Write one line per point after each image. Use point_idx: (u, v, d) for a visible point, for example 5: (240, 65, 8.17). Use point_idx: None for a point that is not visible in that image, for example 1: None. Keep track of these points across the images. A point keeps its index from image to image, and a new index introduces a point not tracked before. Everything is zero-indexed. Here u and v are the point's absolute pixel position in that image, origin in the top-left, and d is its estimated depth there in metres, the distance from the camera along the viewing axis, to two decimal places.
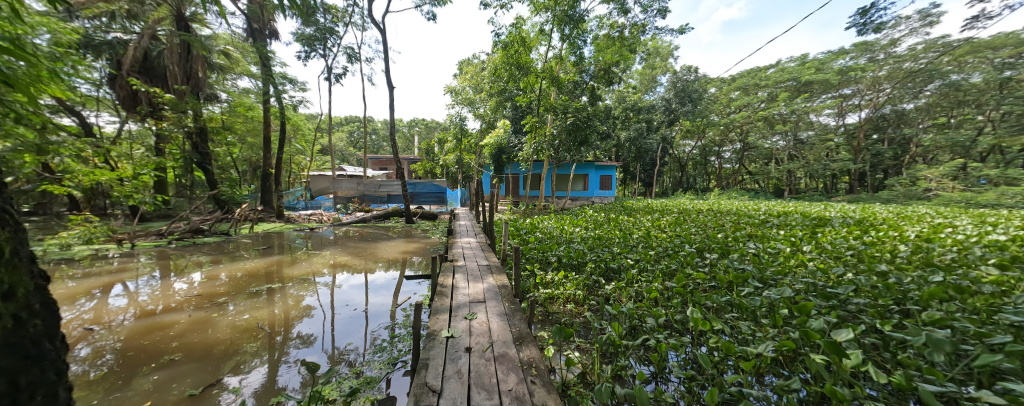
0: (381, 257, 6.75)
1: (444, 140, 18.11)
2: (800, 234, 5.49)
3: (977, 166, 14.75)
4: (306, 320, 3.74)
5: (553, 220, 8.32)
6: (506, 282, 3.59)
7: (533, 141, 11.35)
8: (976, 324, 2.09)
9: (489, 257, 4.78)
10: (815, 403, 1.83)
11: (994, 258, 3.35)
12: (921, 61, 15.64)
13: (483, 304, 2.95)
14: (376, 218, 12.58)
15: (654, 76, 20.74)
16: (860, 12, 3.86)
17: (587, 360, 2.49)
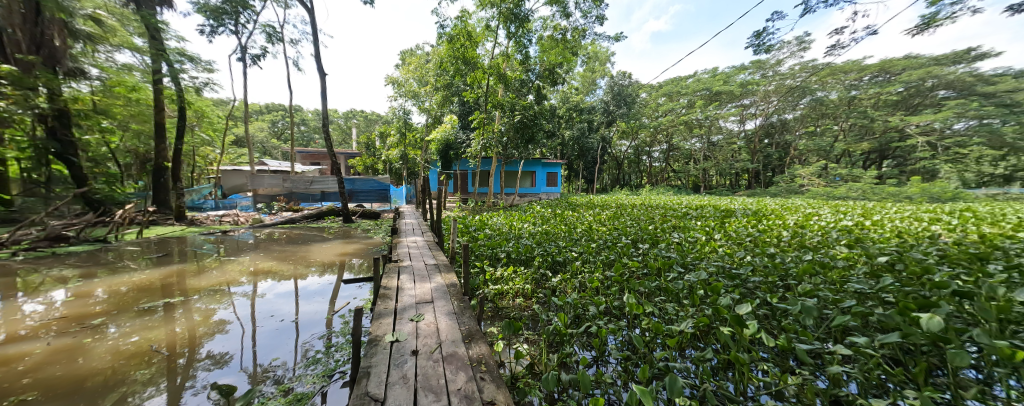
0: (313, 261, 6.16)
1: (385, 134, 17.09)
2: (712, 224, 6.34)
3: (833, 167, 18.45)
4: (217, 337, 3.26)
5: (501, 216, 8.40)
6: (455, 280, 3.54)
7: (482, 138, 11.29)
8: (836, 293, 2.63)
9: (436, 256, 4.65)
10: (724, 369, 2.14)
11: (844, 240, 4.26)
12: (798, 79, 18.94)
13: (431, 304, 2.88)
14: (307, 218, 11.42)
15: (593, 79, 22.02)
16: (754, 35, 4.55)
17: (535, 351, 2.58)
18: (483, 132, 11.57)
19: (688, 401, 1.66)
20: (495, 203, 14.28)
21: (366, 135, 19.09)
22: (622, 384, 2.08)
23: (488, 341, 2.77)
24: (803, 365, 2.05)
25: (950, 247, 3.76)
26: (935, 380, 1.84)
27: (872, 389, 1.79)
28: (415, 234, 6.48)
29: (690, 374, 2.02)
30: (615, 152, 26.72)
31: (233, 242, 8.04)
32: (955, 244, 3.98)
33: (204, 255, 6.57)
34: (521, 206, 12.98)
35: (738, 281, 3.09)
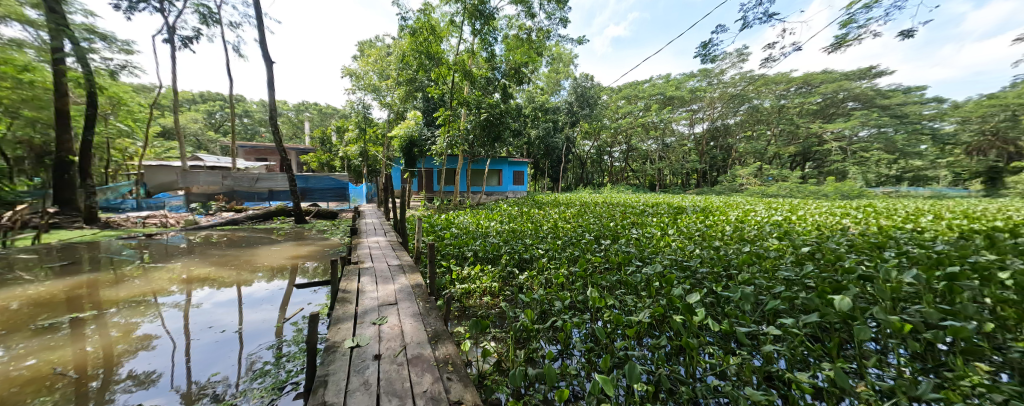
0: (260, 265, 5.66)
1: (342, 129, 16.13)
2: (667, 220, 6.80)
3: (766, 168, 20.51)
4: (141, 354, 2.88)
5: (467, 214, 8.30)
6: (420, 281, 3.45)
7: (447, 135, 11.07)
8: (770, 280, 2.94)
9: (399, 256, 4.49)
10: (676, 354, 2.31)
11: (776, 233, 4.79)
12: (738, 87, 20.85)
13: (394, 306, 2.78)
14: (252, 219, 10.45)
15: (557, 80, 22.46)
16: (701, 45, 4.88)
17: (502, 348, 2.59)
18: (448, 129, 11.32)
19: (645, 386, 1.78)
20: (461, 202, 14.04)
21: (320, 129, 17.82)
22: (586, 374, 2.16)
23: (454, 340, 2.73)
24: (742, 347, 2.27)
25: (859, 238, 4.36)
26: (845, 352, 2.14)
27: (798, 363, 2.03)
28: (377, 234, 6.20)
29: (647, 361, 2.15)
30: (578, 152, 27.48)
31: (160, 246, 7.13)
32: (860, 235, 4.64)
33: (123, 262, 5.76)
34: (488, 205, 12.88)
35: (689, 273, 3.36)
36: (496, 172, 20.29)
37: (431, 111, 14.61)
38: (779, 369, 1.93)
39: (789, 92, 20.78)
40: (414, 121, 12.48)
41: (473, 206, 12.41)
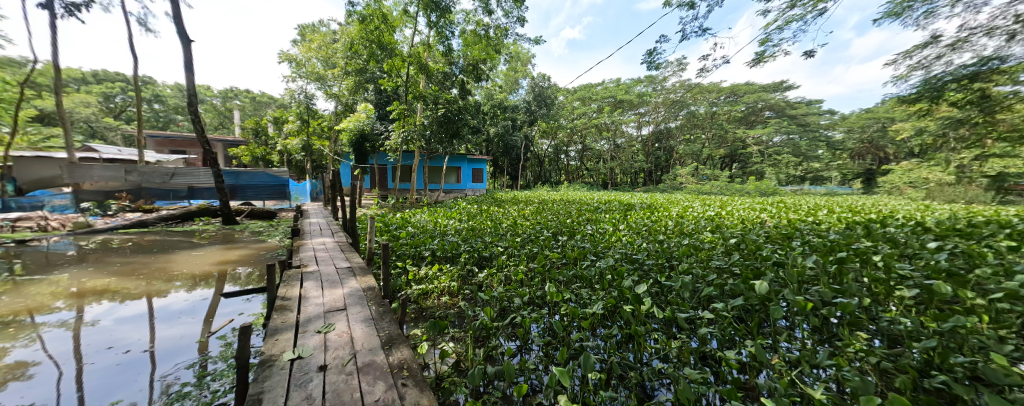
0: (179, 272, 4.95)
1: (280, 120, 14.65)
2: (618, 217, 7.25)
3: (702, 168, 22.63)
4: (12, 387, 2.36)
5: (424, 212, 8.03)
6: (372, 283, 3.27)
7: (402, 130, 10.54)
8: (706, 269, 3.28)
9: (348, 258, 4.21)
10: (626, 341, 2.46)
11: (710, 227, 5.36)
12: (677, 94, 22.70)
13: (342, 312, 2.60)
14: (166, 221, 9.07)
15: (515, 79, 22.61)
16: (648, 52, 5.22)
17: (461, 348, 2.55)
18: (403, 124, 10.79)
19: (599, 374, 1.87)
20: (416, 200, 13.51)
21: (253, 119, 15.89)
22: (544, 367, 2.22)
23: (410, 343, 2.64)
24: (682, 331, 2.50)
25: (774, 230, 5.05)
26: (764, 330, 2.46)
27: (727, 342, 2.29)
28: (325, 235, 5.75)
29: (600, 350, 2.27)
30: (536, 150, 27.83)
31: (39, 255, 5.87)
32: (776, 227, 5.37)
33: None
34: (446, 203, 12.55)
35: (638, 264, 3.61)
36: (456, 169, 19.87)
37: (385, 105, 13.81)
38: (712, 349, 2.16)
39: (719, 101, 23.36)
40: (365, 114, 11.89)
41: (430, 205, 11.99)
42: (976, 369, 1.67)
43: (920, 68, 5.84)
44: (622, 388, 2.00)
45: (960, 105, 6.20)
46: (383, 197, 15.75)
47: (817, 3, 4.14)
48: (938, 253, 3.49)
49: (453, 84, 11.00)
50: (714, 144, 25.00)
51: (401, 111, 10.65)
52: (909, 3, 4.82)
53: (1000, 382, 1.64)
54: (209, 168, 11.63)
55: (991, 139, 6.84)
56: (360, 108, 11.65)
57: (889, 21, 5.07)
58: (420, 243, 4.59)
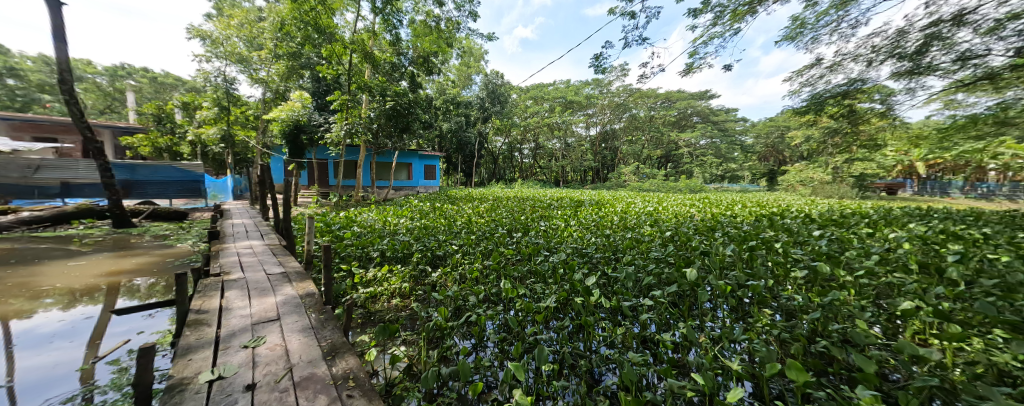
0: (49, 287, 4.02)
1: (191, 106, 12.61)
2: (568, 213, 7.58)
3: (642, 167, 24.49)
4: None
5: (371, 210, 7.55)
6: (310, 289, 2.99)
7: (345, 122, 9.69)
8: (648, 260, 3.56)
9: (281, 261, 3.78)
10: (577, 332, 2.57)
11: (649, 222, 5.89)
12: (621, 98, 24.24)
13: (274, 323, 2.34)
14: (29, 224, 7.27)
15: (468, 74, 22.23)
16: (595, 57, 5.47)
17: (413, 351, 2.45)
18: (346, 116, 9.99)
19: (553, 365, 1.94)
20: (362, 197, 12.62)
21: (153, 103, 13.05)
22: (499, 363, 2.23)
23: (356, 351, 2.46)
24: (627, 318, 2.69)
25: (702, 223, 5.70)
26: (694, 312, 2.75)
27: (664, 326, 2.52)
28: (252, 237, 5.10)
29: (553, 342, 2.35)
30: (490, 148, 27.58)
31: None
32: (703, 221, 6.07)
33: None
34: (396, 200, 11.92)
35: (588, 258, 3.80)
36: (406, 165, 18.93)
37: (325, 94, 12.63)
38: (652, 333, 2.35)
39: (655, 106, 26.25)
40: (302, 103, 10.40)
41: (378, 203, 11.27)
42: (849, 334, 2.05)
43: (808, 85, 6.99)
44: (573, 376, 2.08)
45: (835, 117, 7.57)
46: (325, 194, 14.69)
47: (734, 23, 4.71)
48: (822, 239, 4.24)
49: (402, 75, 10.41)
50: (654, 145, 27.22)
51: (343, 102, 9.83)
52: (802, 30, 5.74)
53: (865, 342, 2.03)
54: (90, 160, 9.50)
55: (855, 146, 8.47)
56: (295, 96, 10.14)
57: (786, 43, 5.98)
58: (366, 243, 4.30)
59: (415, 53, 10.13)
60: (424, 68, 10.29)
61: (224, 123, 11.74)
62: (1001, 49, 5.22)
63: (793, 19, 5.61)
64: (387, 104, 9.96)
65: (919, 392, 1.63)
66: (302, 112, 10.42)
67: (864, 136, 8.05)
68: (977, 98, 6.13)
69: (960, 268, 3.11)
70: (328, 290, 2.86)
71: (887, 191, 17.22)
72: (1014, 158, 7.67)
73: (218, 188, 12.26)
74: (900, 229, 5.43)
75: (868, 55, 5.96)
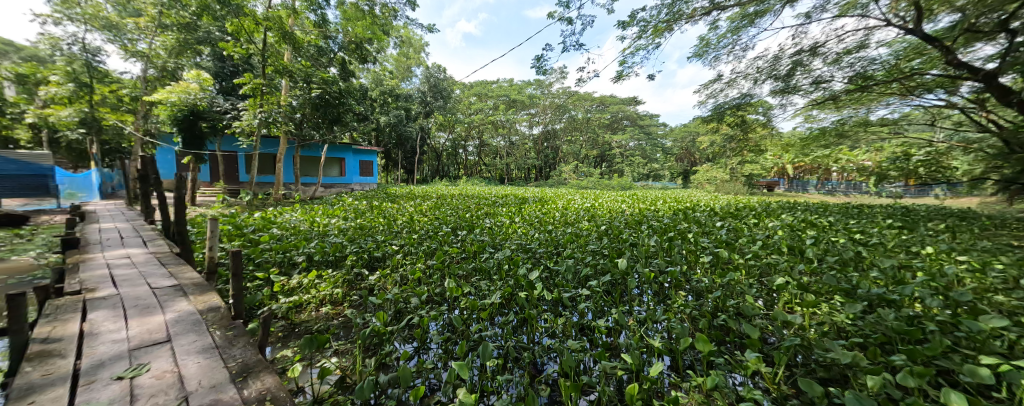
0: None
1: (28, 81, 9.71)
2: (512, 210, 7.72)
3: (580, 166, 25.90)
4: None
5: (296, 209, 6.77)
6: (215, 303, 2.56)
7: (259, 110, 8.42)
8: (586, 254, 3.81)
9: (174, 272, 3.17)
10: (521, 325, 2.64)
11: (585, 218, 6.33)
12: (560, 99, 25.26)
13: (166, 345, 1.96)
14: None
15: (408, 66, 21.05)
16: (536, 58, 5.59)
17: (347, 362, 2.26)
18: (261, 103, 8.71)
19: (497, 360, 1.96)
20: (282, 196, 11.18)
21: None
22: (443, 364, 2.17)
23: (276, 368, 2.17)
24: (567, 308, 2.84)
25: (631, 218, 6.32)
26: (625, 298, 3.02)
27: (600, 312, 2.72)
28: (131, 244, 4.17)
29: (497, 338, 2.37)
30: (433, 144, 26.62)
31: None
32: (632, 216, 6.73)
33: None
34: (326, 199, 10.81)
35: (532, 253, 3.93)
36: (337, 160, 17.34)
37: (233, 76, 10.82)
38: (589, 321, 2.52)
39: (591, 109, 27.94)
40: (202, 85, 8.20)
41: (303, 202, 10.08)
42: (742, 308, 2.44)
43: (711, 97, 8.10)
44: (517, 369, 2.13)
45: (732, 126, 8.94)
46: (234, 192, 13.31)
47: (656, 37, 5.23)
48: (723, 230, 5.00)
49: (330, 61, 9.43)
50: (590, 146, 29.05)
51: (255, 87, 8.48)
52: (707, 49, 6.62)
53: (752, 313, 2.44)
54: None
55: (747, 151, 10.14)
56: (191, 74, 7.99)
57: (696, 60, 6.84)
58: (288, 247, 3.84)
59: (345, 38, 9.18)
60: (357, 55, 9.46)
61: (84, 105, 9.15)
62: (841, 77, 6.67)
63: (701, 39, 6.44)
64: (313, 92, 8.91)
65: (788, 351, 2.03)
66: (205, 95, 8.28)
67: (752, 143, 9.66)
68: (825, 115, 7.74)
69: (818, 249, 3.92)
70: (239, 303, 2.48)
71: (768, 188, 20.87)
72: (851, 162, 9.88)
73: (80, 185, 9.85)
74: (776, 219, 6.71)
75: (754, 75, 7.13)
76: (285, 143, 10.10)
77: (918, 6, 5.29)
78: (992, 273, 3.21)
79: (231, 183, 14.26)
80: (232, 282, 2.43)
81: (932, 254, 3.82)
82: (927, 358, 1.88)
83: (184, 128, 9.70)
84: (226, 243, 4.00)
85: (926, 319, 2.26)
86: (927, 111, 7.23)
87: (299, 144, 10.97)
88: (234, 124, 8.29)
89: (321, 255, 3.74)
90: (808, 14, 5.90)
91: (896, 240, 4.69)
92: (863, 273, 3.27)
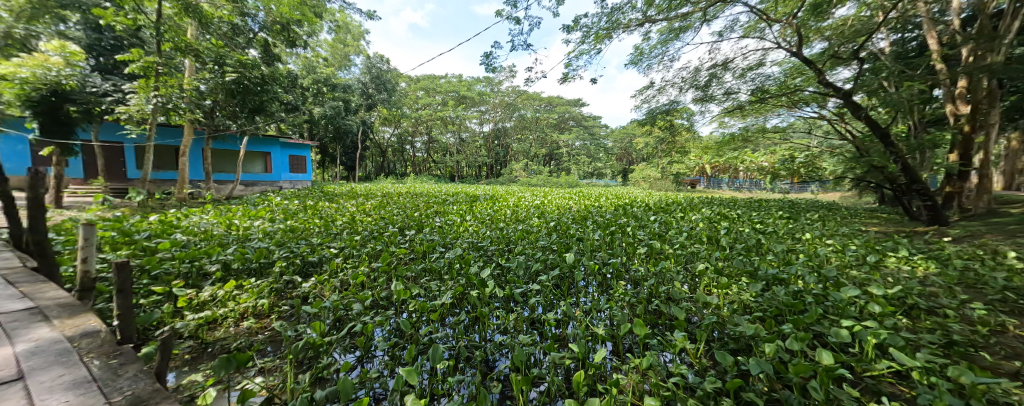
0: None
1: None
2: (463, 208, 7.61)
3: (530, 164, 26.37)
4: None
5: (211, 210, 5.86)
6: (92, 329, 2.11)
7: (154, 95, 7.07)
8: (535, 250, 3.91)
9: (28, 292, 2.52)
10: (472, 324, 2.62)
11: (535, 215, 6.51)
12: (510, 97, 25.44)
13: (14, 387, 1.56)
14: None
15: (346, 53, 19.40)
16: (485, 55, 5.54)
17: (276, 379, 2.02)
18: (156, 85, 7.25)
19: (447, 361, 1.91)
20: (189, 195, 9.57)
21: None
22: (389, 371, 2.06)
23: (182, 397, 1.86)
24: (517, 304, 2.87)
25: (578, 214, 6.66)
26: (571, 291, 3.15)
27: (549, 306, 2.82)
28: None
29: (447, 339, 2.32)
30: (377, 139, 25.05)
31: None
32: (578, 212, 7.08)
33: None
34: (248, 198, 9.52)
35: (483, 251, 3.93)
36: (261, 155, 15.40)
37: (116, 52, 8.92)
38: (538, 314, 2.59)
39: (540, 108, 28.62)
40: (67, 60, 6.56)
41: (218, 202, 8.74)
42: (672, 293, 2.72)
43: (644, 102, 8.85)
44: (469, 368, 2.11)
45: (662, 129, 9.84)
46: (121, 193, 10.94)
47: (597, 44, 5.56)
48: (656, 224, 5.52)
49: (249, 42, 8.63)
50: (539, 144, 29.82)
51: (145, 65, 6.99)
52: (641, 58, 7.20)
53: (680, 297, 2.73)
54: None
55: (675, 152, 11.29)
56: (51, 45, 6.38)
57: (632, 67, 7.41)
58: (198, 255, 3.31)
59: (267, 18, 8.28)
60: (282, 37, 8.58)
61: None
62: (745, 90, 7.80)
63: (635, 48, 6.99)
64: (226, 76, 7.74)
65: (707, 329, 2.31)
66: (73, 72, 6.63)
67: (679, 144, 10.80)
68: (734, 122, 8.95)
69: (730, 239, 4.53)
70: (126, 325, 2.08)
71: (692, 186, 23.47)
72: (754, 163, 11.56)
73: None
74: (698, 212, 7.61)
75: (680, 83, 7.97)
76: (189, 134, 8.64)
77: (799, 33, 6.27)
78: (849, 253, 4.02)
79: (116, 182, 12.02)
80: (116, 300, 2.03)
81: (810, 239, 4.66)
82: (807, 325, 2.29)
83: (44, 116, 6.47)
84: (111, 253, 3.32)
85: (806, 293, 2.75)
86: (805, 122, 8.76)
87: (210, 135, 9.48)
88: (118, 109, 6.86)
89: (242, 263, 3.29)
90: (721, 33, 6.76)
91: (786, 228, 5.63)
92: (763, 257, 3.87)
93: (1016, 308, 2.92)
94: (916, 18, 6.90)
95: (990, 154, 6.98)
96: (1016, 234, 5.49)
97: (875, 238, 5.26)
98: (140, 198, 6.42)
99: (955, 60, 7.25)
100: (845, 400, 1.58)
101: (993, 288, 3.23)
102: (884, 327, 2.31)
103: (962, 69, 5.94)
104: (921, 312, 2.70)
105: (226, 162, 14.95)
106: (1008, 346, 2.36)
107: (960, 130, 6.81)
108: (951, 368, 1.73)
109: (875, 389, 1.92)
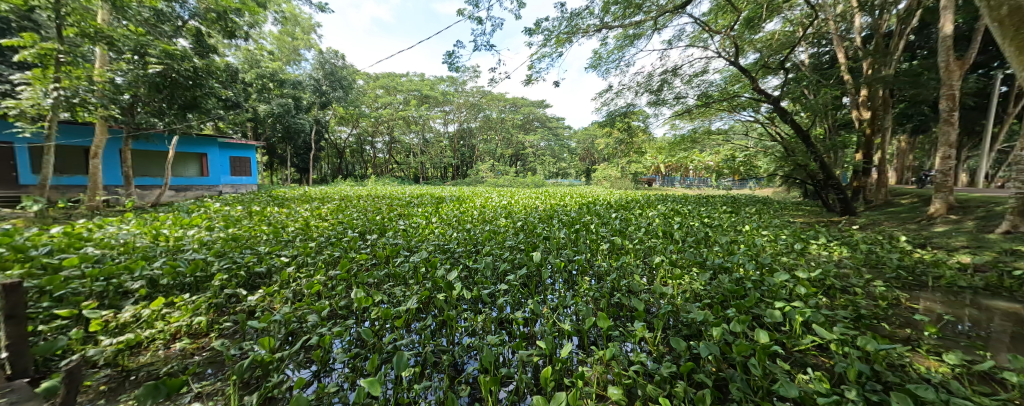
0: None
1: None
2: (429, 210, 7.39)
3: (497, 165, 26.23)
4: None
5: (132, 219, 5.13)
6: None
7: (57, 89, 6.03)
8: (504, 251, 3.87)
9: None
10: (440, 328, 2.56)
11: (503, 215, 6.46)
12: (474, 98, 25.06)
13: None
14: None
15: (295, 48, 18.06)
16: (446, 54, 5.45)
17: (216, 402, 1.82)
18: (56, 76, 6.23)
19: (413, 368, 1.85)
20: (103, 202, 8.27)
21: None
22: (350, 384, 1.95)
23: None
24: (484, 305, 2.84)
25: (544, 213, 6.79)
26: (539, 291, 3.16)
27: (516, 305, 2.83)
28: None
29: (412, 345, 2.25)
30: (333, 138, 23.59)
31: None
32: (548, 211, 7.16)
33: None
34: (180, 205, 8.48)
35: (450, 253, 3.86)
36: (195, 156, 13.84)
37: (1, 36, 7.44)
38: (506, 314, 2.60)
39: (505, 109, 28.57)
40: None
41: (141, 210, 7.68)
42: (632, 286, 2.87)
43: (604, 104, 9.23)
44: (436, 373, 2.05)
45: (621, 131, 10.30)
46: (11, 202, 9.20)
47: (559, 47, 5.71)
48: (618, 222, 5.76)
49: (177, 30, 7.67)
50: (505, 145, 29.82)
51: (42, 54, 5.94)
52: (600, 62, 7.52)
53: (639, 290, 2.90)
54: None
55: (632, 151, 11.87)
56: None
57: (592, 70, 7.71)
58: (115, 271, 2.87)
59: (199, 4, 7.72)
60: (218, 27, 8.04)
61: None
62: (693, 95, 8.39)
63: (595, 52, 7.29)
64: (149, 69, 6.93)
65: (663, 317, 2.47)
66: None
67: (635, 145, 11.39)
68: (683, 124, 9.63)
69: (683, 234, 4.86)
70: (17, 356, 1.76)
71: (648, 184, 24.87)
72: (700, 163, 12.56)
73: None
74: (656, 208, 8.08)
75: (636, 88, 8.43)
76: (102, 132, 7.50)
77: (736, 44, 6.85)
78: (781, 242, 4.52)
79: (4, 187, 10.19)
80: (4, 328, 1.72)
81: (749, 231, 5.16)
82: (747, 308, 2.53)
83: None
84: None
85: (746, 280, 3.05)
86: (743, 125, 9.58)
87: (131, 134, 8.32)
88: (4, 103, 5.79)
89: (172, 278, 2.95)
90: (670, 41, 7.28)
91: (729, 221, 6.18)
92: (710, 248, 4.21)
93: (906, 284, 3.46)
94: (828, 34, 7.90)
95: (885, 153, 8.17)
96: (905, 220, 6.51)
97: (801, 228, 5.96)
98: (38, 207, 5.40)
99: (859, 71, 8.40)
100: (777, 373, 1.76)
101: (890, 267, 3.79)
102: (809, 306, 2.61)
103: (864, 79, 6.88)
104: (837, 291, 3.09)
105: (150, 165, 13.24)
106: (902, 315, 2.79)
107: (862, 133, 7.89)
108: (860, 338, 1.99)
109: (803, 361, 2.16)
